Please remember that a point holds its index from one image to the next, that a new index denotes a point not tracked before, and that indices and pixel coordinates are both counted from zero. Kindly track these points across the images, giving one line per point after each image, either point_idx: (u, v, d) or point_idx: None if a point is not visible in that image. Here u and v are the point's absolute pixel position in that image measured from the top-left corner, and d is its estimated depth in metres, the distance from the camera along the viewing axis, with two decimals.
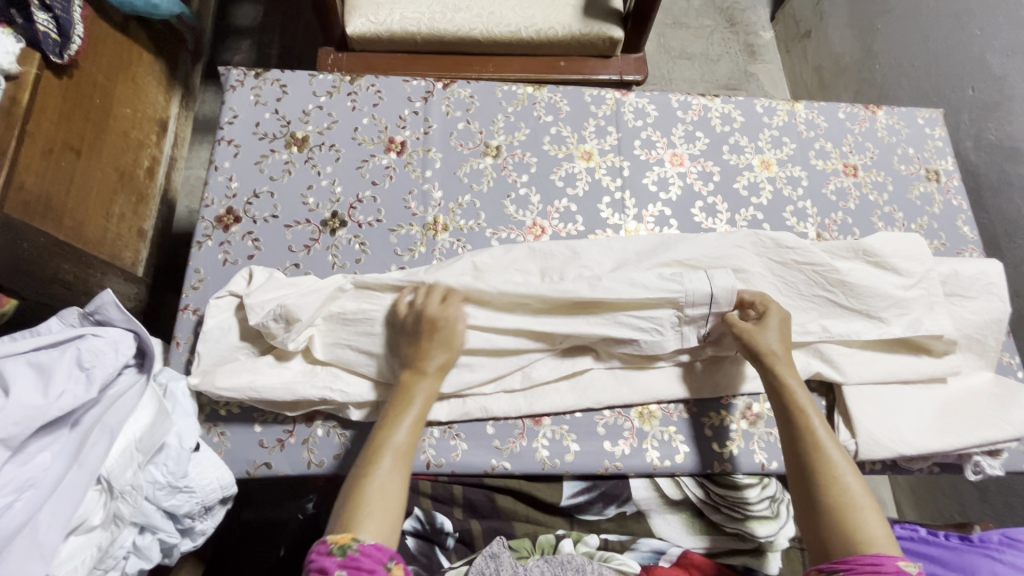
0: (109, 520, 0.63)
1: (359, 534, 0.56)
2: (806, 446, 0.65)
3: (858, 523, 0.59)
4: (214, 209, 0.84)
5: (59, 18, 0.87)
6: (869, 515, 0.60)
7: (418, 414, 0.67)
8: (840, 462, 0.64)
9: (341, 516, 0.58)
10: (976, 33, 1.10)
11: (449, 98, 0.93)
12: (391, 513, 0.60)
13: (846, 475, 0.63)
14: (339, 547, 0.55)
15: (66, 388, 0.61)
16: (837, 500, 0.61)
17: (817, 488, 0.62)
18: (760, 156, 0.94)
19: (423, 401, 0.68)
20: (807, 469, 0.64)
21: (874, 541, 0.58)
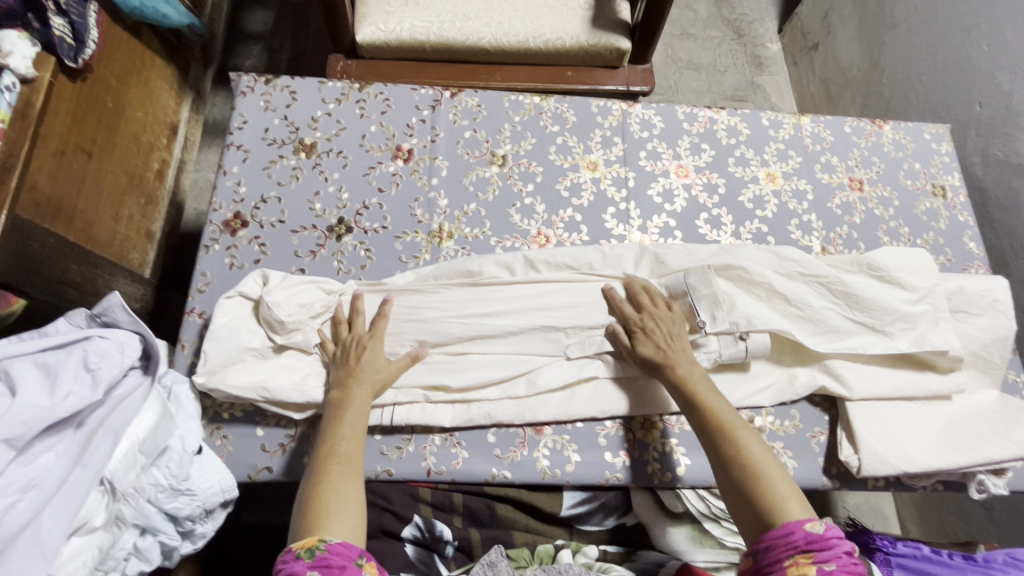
0: (111, 521, 0.63)
1: (324, 535, 0.56)
2: (712, 431, 0.65)
3: (771, 494, 0.58)
4: (222, 213, 0.85)
5: (75, 24, 0.89)
6: (786, 491, 0.59)
7: (356, 417, 0.68)
8: (747, 443, 0.63)
9: (301, 526, 0.57)
10: (984, 50, 1.10)
11: (456, 107, 0.94)
12: (348, 509, 0.59)
13: (753, 453, 0.62)
14: (307, 550, 0.54)
15: (72, 390, 0.62)
16: (751, 481, 0.60)
17: (731, 473, 0.61)
18: (766, 169, 0.94)
19: (359, 404, 0.69)
20: (717, 457, 0.63)
21: (788, 509, 0.57)
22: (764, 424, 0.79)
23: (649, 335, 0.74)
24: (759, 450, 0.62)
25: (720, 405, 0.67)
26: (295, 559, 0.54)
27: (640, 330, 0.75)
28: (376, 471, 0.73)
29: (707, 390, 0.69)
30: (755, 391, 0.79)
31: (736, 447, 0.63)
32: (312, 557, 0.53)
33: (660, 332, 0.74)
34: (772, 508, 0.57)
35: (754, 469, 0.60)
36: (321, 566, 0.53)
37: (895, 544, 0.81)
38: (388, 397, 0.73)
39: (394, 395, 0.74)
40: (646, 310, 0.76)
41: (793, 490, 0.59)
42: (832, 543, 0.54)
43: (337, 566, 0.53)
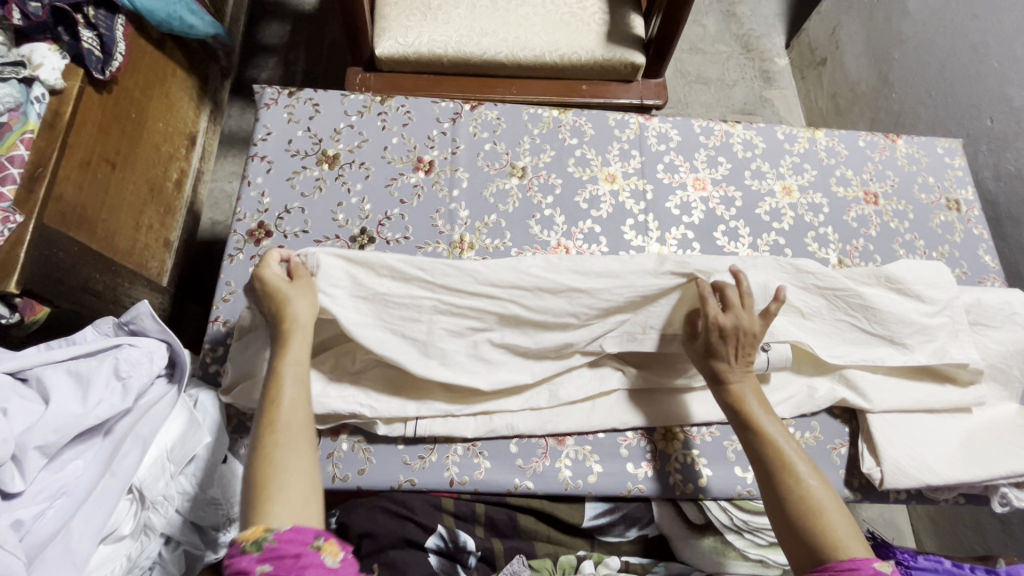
0: (138, 530, 0.63)
1: (271, 524, 0.51)
2: (767, 456, 0.64)
3: (827, 525, 0.58)
4: (246, 223, 0.86)
5: (103, 37, 0.92)
6: (842, 526, 0.58)
7: (294, 376, 0.62)
8: (802, 472, 0.62)
9: (245, 511, 0.52)
10: (995, 66, 1.12)
11: (476, 119, 0.95)
12: (301, 490, 0.55)
13: (808, 483, 0.61)
14: (252, 542, 0.49)
15: (102, 398, 0.62)
16: (806, 512, 0.59)
17: (787, 503, 0.61)
18: (782, 182, 0.95)
19: (298, 363, 0.63)
20: (774, 480, 0.62)
21: (846, 543, 0.57)
22: None
23: (724, 336, 0.70)
24: (814, 480, 0.61)
25: (774, 429, 0.66)
26: (242, 554, 0.49)
27: (714, 329, 0.70)
28: (399, 481, 0.73)
29: (762, 412, 0.67)
30: (775, 403, 0.79)
31: (790, 475, 0.62)
32: (260, 549, 0.49)
33: (733, 337, 0.70)
34: (828, 542, 0.57)
35: (810, 500, 0.60)
36: (274, 557, 0.49)
37: (916, 557, 0.81)
38: (412, 407, 0.74)
39: (418, 406, 0.74)
40: (733, 307, 0.71)
41: (851, 526, 0.58)
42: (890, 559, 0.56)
43: (293, 556, 0.49)
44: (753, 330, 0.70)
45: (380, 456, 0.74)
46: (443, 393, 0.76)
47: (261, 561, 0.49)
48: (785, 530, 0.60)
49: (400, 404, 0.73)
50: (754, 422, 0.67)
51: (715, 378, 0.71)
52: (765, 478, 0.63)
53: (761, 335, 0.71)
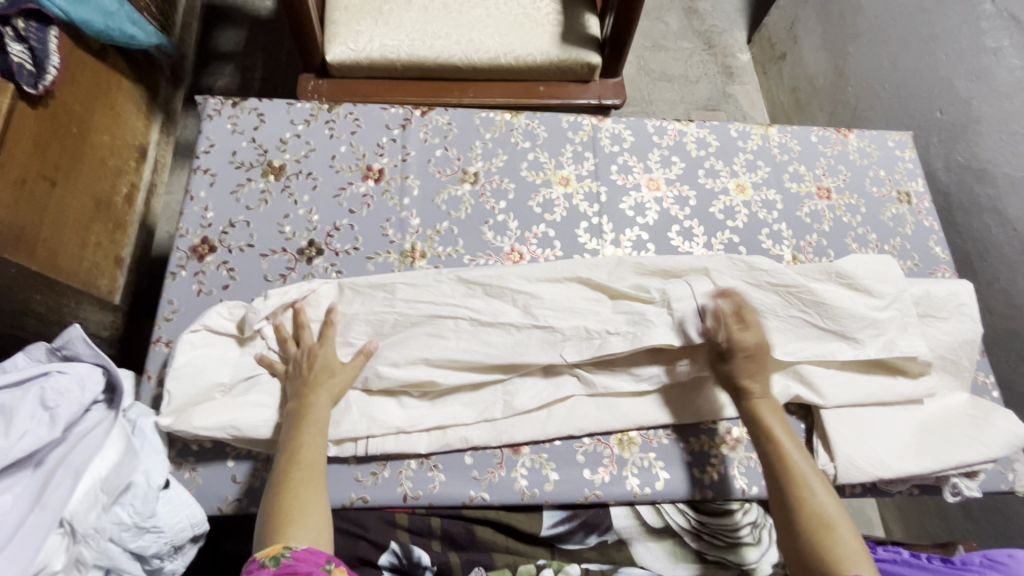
0: (71, 565, 0.61)
1: (290, 542, 0.57)
2: (779, 472, 0.68)
3: (834, 540, 0.62)
4: (189, 239, 0.83)
5: (35, 49, 0.88)
6: (852, 545, 0.62)
7: (318, 425, 0.68)
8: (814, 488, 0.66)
9: (269, 532, 0.58)
10: (943, 58, 1.13)
11: (427, 125, 0.94)
12: (315, 517, 0.60)
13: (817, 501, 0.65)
14: (272, 558, 0.55)
15: (27, 429, 0.61)
16: (813, 527, 0.63)
17: (793, 517, 0.65)
18: (735, 179, 0.95)
19: (321, 410, 0.69)
20: (783, 495, 0.67)
21: (850, 559, 0.61)
22: (741, 435, 0.79)
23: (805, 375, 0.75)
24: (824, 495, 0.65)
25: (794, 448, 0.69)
26: (260, 568, 0.55)
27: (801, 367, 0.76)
28: (350, 499, 0.72)
29: (788, 433, 0.71)
30: (731, 403, 0.79)
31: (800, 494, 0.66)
32: (277, 564, 0.54)
33: None
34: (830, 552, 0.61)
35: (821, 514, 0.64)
36: (287, 573, 0.54)
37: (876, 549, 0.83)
38: (362, 425, 0.72)
39: (369, 423, 0.72)
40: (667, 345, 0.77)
41: (860, 543, 0.62)
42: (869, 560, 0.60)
43: (303, 573, 0.54)
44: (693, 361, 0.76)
45: (331, 475, 0.73)
46: (395, 408, 0.74)
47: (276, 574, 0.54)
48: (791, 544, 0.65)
49: (350, 421, 0.72)
50: (771, 438, 0.70)
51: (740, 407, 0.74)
52: (774, 491, 0.68)
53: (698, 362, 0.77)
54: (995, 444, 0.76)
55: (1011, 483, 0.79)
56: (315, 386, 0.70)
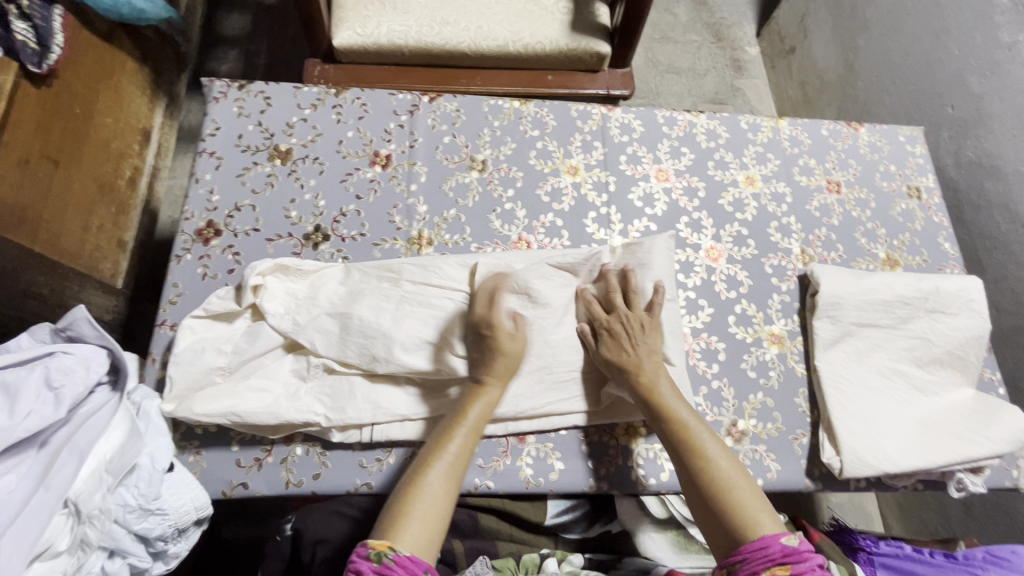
0: (75, 545, 0.60)
1: (396, 542, 0.56)
2: (680, 447, 0.67)
3: (738, 505, 0.61)
4: (194, 222, 0.82)
5: (40, 28, 0.86)
6: (752, 504, 0.62)
7: (472, 430, 0.67)
8: (713, 454, 0.66)
9: (382, 523, 0.59)
10: (955, 53, 1.12)
11: (435, 111, 0.93)
12: (429, 519, 0.59)
13: (728, 474, 0.64)
14: (377, 552, 0.55)
15: (33, 408, 0.59)
16: (719, 495, 0.63)
17: (701, 488, 0.64)
18: (745, 172, 0.95)
19: (477, 417, 0.68)
20: (684, 463, 0.66)
21: (755, 522, 0.60)
22: (747, 427, 0.79)
23: (614, 337, 0.74)
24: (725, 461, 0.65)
25: (696, 431, 0.68)
26: (365, 558, 0.55)
27: (607, 332, 0.75)
28: (356, 485, 0.72)
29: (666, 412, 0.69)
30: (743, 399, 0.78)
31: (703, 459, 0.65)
32: (379, 562, 0.55)
33: (625, 334, 0.74)
34: (743, 526, 0.60)
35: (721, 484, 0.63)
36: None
37: (878, 543, 0.84)
38: (367, 414, 0.71)
39: (374, 411, 0.71)
40: (617, 311, 0.76)
41: (760, 502, 0.62)
42: (805, 555, 0.57)
43: None
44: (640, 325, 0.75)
45: (336, 460, 0.73)
46: (403, 397, 0.73)
47: (375, 573, 0.54)
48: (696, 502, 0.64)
49: (355, 409, 0.71)
50: (663, 409, 0.69)
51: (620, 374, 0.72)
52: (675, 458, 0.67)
53: (652, 327, 0.75)
54: (1001, 439, 0.76)
55: (1015, 479, 0.79)
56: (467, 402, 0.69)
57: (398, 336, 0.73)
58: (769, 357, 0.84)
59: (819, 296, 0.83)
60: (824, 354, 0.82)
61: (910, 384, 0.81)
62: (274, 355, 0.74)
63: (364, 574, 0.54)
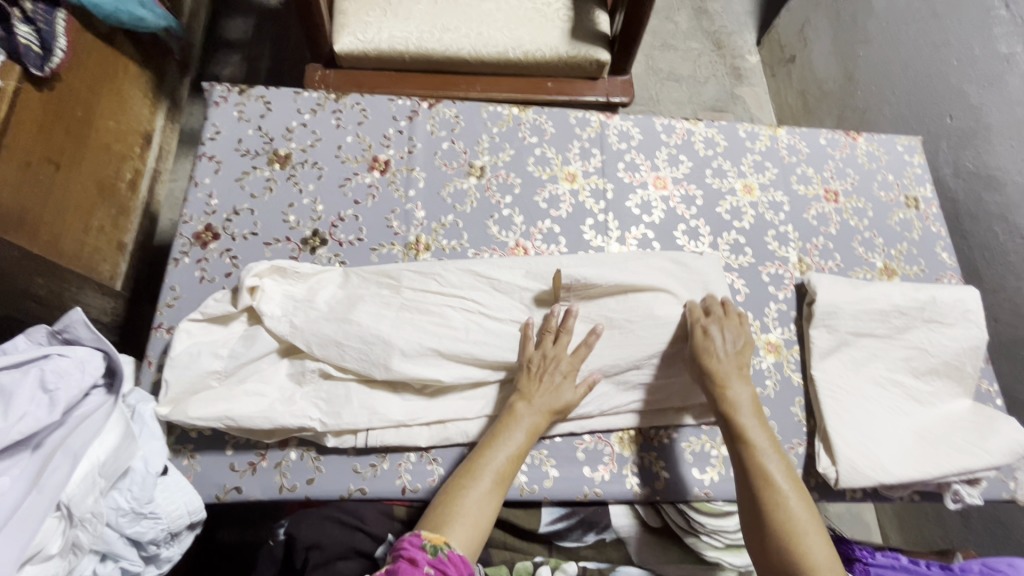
0: (67, 548, 0.60)
1: (448, 539, 0.60)
2: (750, 472, 0.67)
3: (802, 545, 0.61)
4: (193, 226, 0.83)
5: (41, 32, 0.88)
6: (819, 549, 0.62)
7: (524, 441, 0.69)
8: (785, 486, 0.65)
9: (434, 520, 0.62)
10: (954, 63, 1.12)
11: (434, 117, 0.93)
12: (476, 523, 0.63)
13: (797, 512, 0.64)
14: (433, 545, 0.58)
15: (27, 411, 0.60)
16: (783, 529, 0.63)
17: (763, 515, 0.64)
18: (743, 180, 0.95)
19: (528, 427, 0.70)
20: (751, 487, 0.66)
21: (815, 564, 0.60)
22: None
23: (709, 339, 0.74)
24: (794, 496, 0.65)
25: (767, 458, 0.67)
26: (419, 547, 0.57)
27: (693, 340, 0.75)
28: (349, 490, 0.72)
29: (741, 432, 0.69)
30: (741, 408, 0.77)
31: (769, 486, 0.65)
32: (434, 554, 0.57)
33: (720, 341, 0.74)
34: (802, 563, 0.61)
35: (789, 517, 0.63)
36: (440, 569, 0.56)
37: (874, 555, 0.83)
38: (361, 419, 0.71)
39: (368, 416, 0.71)
40: (716, 317, 0.76)
41: (824, 544, 0.62)
42: None
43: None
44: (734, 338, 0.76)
45: (330, 466, 0.73)
46: (398, 403, 0.73)
47: (429, 564, 0.56)
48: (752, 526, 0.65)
49: (349, 415, 0.71)
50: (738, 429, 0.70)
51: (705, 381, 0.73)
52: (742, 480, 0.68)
53: (744, 340, 0.76)
54: (998, 450, 0.76)
55: (1013, 491, 0.79)
56: (518, 414, 0.70)
57: (394, 342, 0.73)
58: (766, 365, 0.83)
59: (816, 304, 0.83)
60: (821, 363, 0.82)
61: (906, 394, 0.81)
62: (269, 360, 0.74)
63: (421, 565, 0.56)
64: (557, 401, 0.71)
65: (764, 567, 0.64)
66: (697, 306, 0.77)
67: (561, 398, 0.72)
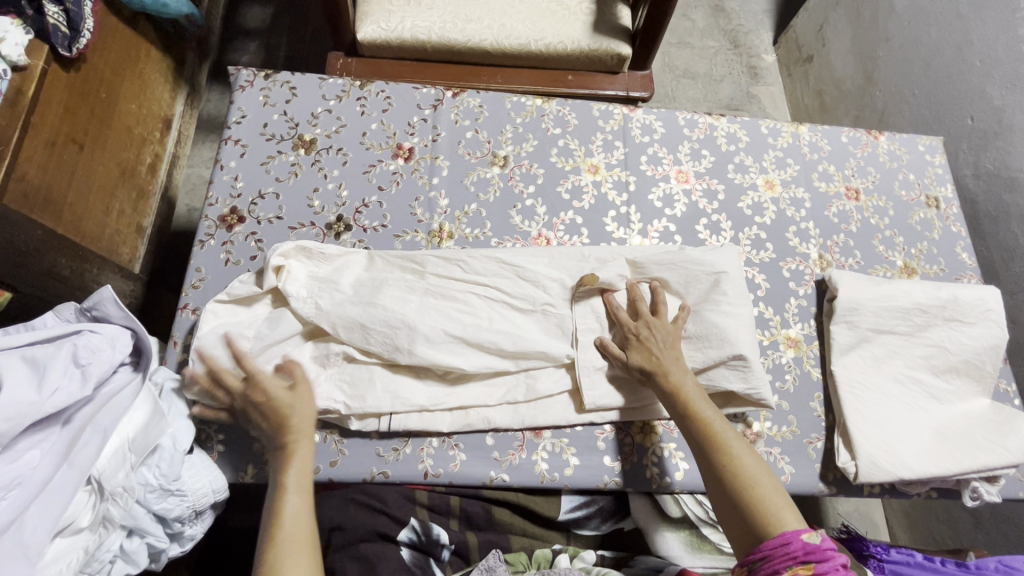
0: (97, 522, 0.61)
1: None
2: (702, 440, 0.65)
3: (761, 498, 0.60)
4: (218, 208, 0.83)
5: (70, 11, 0.86)
6: (777, 498, 0.60)
7: (297, 488, 0.60)
8: (738, 447, 0.64)
9: None
10: (977, 65, 1.12)
11: (458, 106, 0.93)
12: (303, 556, 0.56)
13: (752, 469, 0.62)
14: None
15: (59, 386, 0.59)
16: (745, 492, 0.60)
17: (725, 483, 0.62)
18: (764, 176, 0.95)
19: (297, 473, 0.61)
20: (706, 456, 0.64)
21: (780, 518, 0.58)
22: (762, 430, 0.79)
23: (642, 343, 0.73)
24: (748, 456, 0.63)
25: (721, 425, 0.66)
26: None
27: (635, 338, 0.74)
28: (372, 473, 0.72)
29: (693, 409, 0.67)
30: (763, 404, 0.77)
31: (723, 453, 0.63)
32: None
33: (655, 340, 0.73)
34: (765, 520, 0.58)
35: (741, 477, 0.61)
36: None
37: (889, 551, 0.84)
38: (386, 403, 0.72)
39: (392, 401, 0.72)
40: (644, 318, 0.75)
41: (784, 498, 0.60)
42: (829, 554, 0.55)
43: None
44: (667, 331, 0.74)
45: (352, 448, 0.73)
46: (424, 388, 0.74)
47: None
48: (717, 497, 0.62)
49: (374, 399, 0.72)
50: (687, 402, 0.68)
51: (645, 378, 0.72)
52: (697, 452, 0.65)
53: (676, 335, 0.75)
54: (1018, 449, 0.76)
55: None
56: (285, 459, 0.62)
57: (420, 327, 0.73)
58: (785, 360, 0.84)
59: (837, 300, 0.83)
60: (841, 359, 0.82)
61: (926, 392, 0.81)
62: (294, 342, 0.75)
63: None
64: (305, 423, 0.65)
65: (734, 536, 0.60)
66: (638, 299, 0.77)
67: (293, 414, 0.64)
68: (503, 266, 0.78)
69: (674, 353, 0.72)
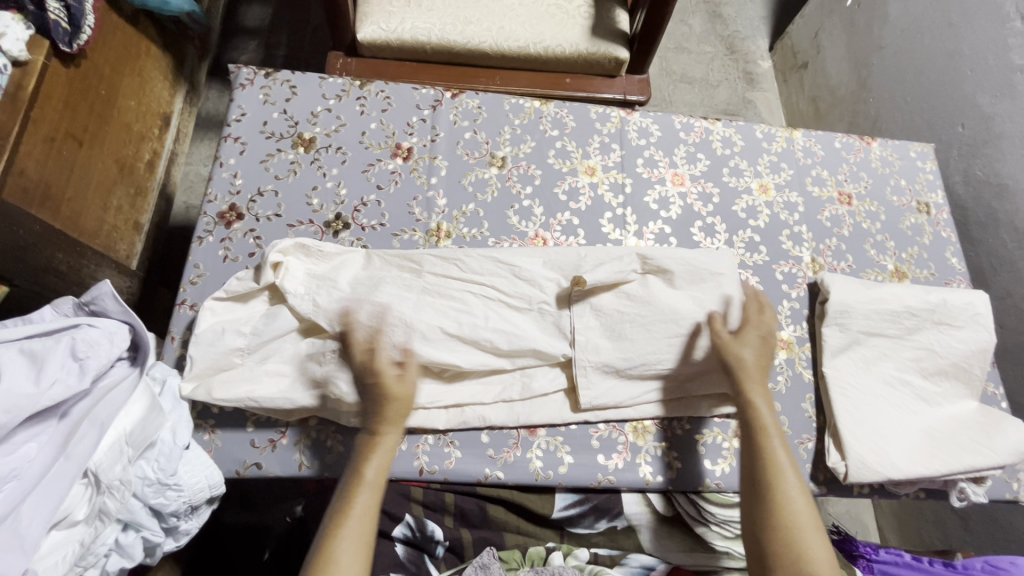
0: (92, 516, 0.61)
1: None
2: (760, 470, 0.66)
3: (803, 542, 0.61)
4: (217, 205, 0.83)
5: (71, 8, 0.86)
6: (818, 547, 0.61)
7: (375, 489, 0.62)
8: (794, 487, 0.65)
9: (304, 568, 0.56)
10: (968, 73, 1.14)
11: (457, 107, 0.94)
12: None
13: (801, 510, 0.63)
14: None
15: (57, 378, 0.60)
16: (788, 531, 0.62)
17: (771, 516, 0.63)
18: (759, 180, 0.96)
19: (376, 477, 0.62)
20: (762, 485, 0.65)
21: (816, 563, 0.60)
22: None
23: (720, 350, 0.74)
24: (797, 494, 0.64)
25: (784, 463, 0.67)
26: None
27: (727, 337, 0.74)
28: None
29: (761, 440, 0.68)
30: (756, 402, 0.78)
31: (777, 487, 0.65)
32: None
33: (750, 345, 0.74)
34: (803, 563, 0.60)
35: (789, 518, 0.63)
36: None
37: (878, 551, 0.85)
38: None
39: None
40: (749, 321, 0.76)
41: (827, 548, 0.61)
42: None
43: None
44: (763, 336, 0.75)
45: (348, 444, 0.73)
46: (420, 386, 0.74)
47: None
48: (755, 523, 0.64)
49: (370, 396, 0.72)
50: (760, 430, 0.69)
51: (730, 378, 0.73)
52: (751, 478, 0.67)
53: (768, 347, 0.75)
54: (1004, 451, 0.77)
55: (1015, 492, 0.81)
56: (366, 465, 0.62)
57: (417, 325, 0.74)
58: (777, 362, 0.85)
59: (829, 303, 0.84)
60: (832, 361, 0.83)
61: (915, 394, 0.82)
62: (291, 339, 0.75)
63: None
64: (395, 420, 0.65)
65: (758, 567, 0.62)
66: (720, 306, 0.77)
67: (386, 411, 0.64)
68: (500, 266, 0.79)
69: (761, 371, 0.73)
